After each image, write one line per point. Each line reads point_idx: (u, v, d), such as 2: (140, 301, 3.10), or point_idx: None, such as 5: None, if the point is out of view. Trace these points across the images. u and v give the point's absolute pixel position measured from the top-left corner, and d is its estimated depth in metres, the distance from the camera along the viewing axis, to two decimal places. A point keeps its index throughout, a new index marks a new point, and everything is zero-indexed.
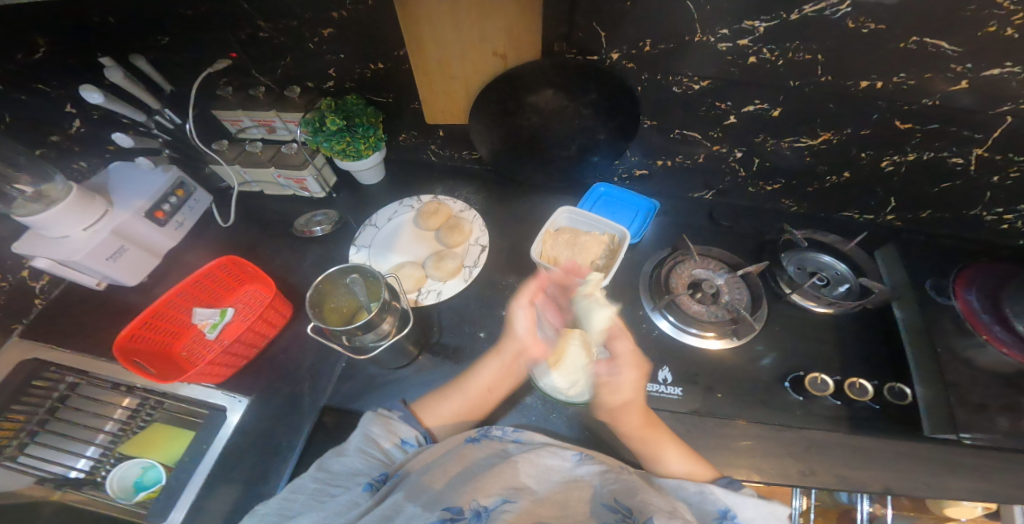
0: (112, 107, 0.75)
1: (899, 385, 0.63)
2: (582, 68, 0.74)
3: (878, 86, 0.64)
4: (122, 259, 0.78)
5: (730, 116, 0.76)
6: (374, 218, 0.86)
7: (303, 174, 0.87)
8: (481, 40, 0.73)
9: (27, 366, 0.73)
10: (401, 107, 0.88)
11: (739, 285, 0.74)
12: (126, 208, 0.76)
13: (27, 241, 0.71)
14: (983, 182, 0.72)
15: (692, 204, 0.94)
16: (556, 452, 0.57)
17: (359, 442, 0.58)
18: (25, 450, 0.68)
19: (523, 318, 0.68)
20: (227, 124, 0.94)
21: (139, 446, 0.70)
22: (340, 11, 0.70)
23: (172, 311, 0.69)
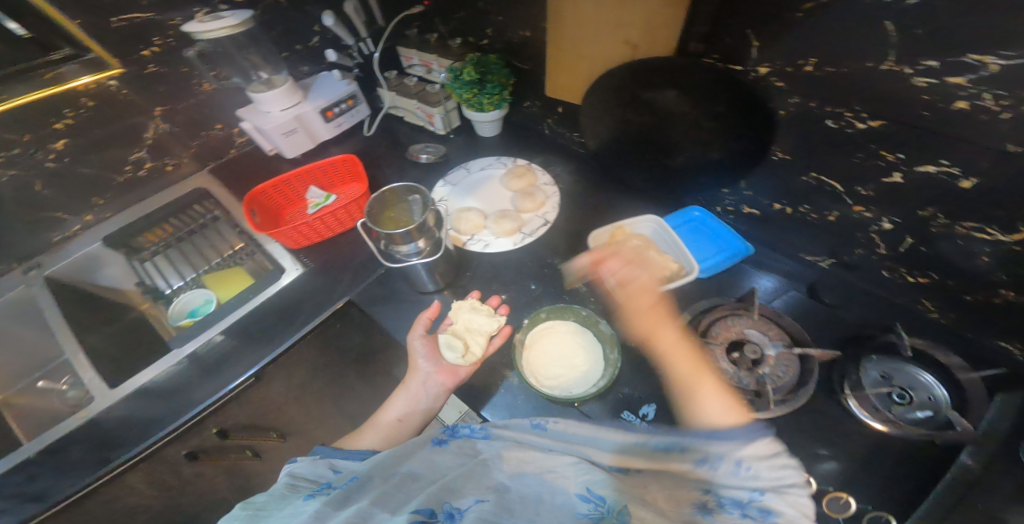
0: (338, 31, 0.96)
1: (889, 517, 0.54)
2: (718, 77, 0.64)
3: None
4: (293, 138, 0.99)
5: (896, 172, 0.58)
6: (469, 163, 0.96)
7: (433, 111, 0.99)
8: (618, 23, 0.68)
9: (196, 192, 0.96)
10: (534, 77, 0.92)
11: (791, 363, 0.64)
12: (311, 103, 0.98)
13: (247, 109, 0.97)
14: None
15: (799, 267, 0.77)
16: (525, 444, 0.51)
17: (290, 481, 0.55)
18: (153, 258, 0.92)
19: (422, 348, 0.69)
20: (402, 58, 1.08)
21: (215, 281, 0.88)
22: None
23: (296, 183, 0.91)
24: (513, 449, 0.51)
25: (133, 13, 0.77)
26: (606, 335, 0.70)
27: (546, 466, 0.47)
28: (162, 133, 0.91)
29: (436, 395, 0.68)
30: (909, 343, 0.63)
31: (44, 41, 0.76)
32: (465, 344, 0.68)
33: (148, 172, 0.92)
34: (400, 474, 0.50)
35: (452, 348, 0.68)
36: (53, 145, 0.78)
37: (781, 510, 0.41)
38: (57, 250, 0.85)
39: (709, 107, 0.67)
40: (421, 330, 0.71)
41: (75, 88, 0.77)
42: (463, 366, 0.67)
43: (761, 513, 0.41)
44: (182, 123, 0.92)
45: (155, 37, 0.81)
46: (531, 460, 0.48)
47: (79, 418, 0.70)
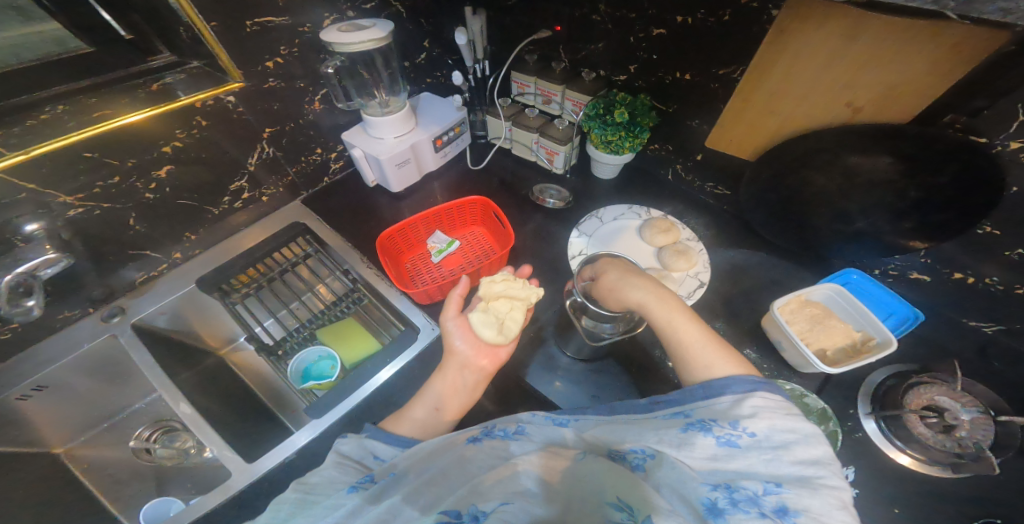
0: (463, 51, 0.87)
1: None
2: (954, 151, 0.57)
3: None
4: (404, 169, 0.89)
5: None
6: (601, 212, 0.90)
7: (560, 149, 0.91)
8: (845, 83, 0.62)
9: (296, 228, 0.87)
10: (677, 120, 0.85)
11: (988, 429, 0.63)
12: (426, 131, 0.87)
13: (354, 133, 0.86)
14: None
15: (958, 334, 0.75)
16: (557, 449, 0.49)
17: (333, 460, 0.54)
18: (242, 301, 0.81)
19: (457, 330, 0.67)
20: (513, 84, 0.98)
21: (331, 336, 0.84)
22: (686, 17, 0.69)
23: (420, 228, 0.87)
24: (548, 457, 0.48)
25: (268, 16, 0.65)
26: (815, 410, 0.70)
27: (581, 477, 0.45)
28: (266, 158, 0.80)
29: (476, 381, 0.65)
30: None
31: (141, 45, 0.63)
32: (499, 321, 0.68)
33: (242, 203, 0.83)
34: (432, 471, 0.48)
35: (491, 324, 0.66)
36: (158, 173, 0.67)
37: (804, 508, 0.38)
38: (138, 293, 0.78)
39: (924, 178, 0.62)
40: (455, 310, 0.69)
41: (192, 105, 0.64)
42: (501, 345, 0.66)
43: (777, 510, 0.39)
44: (286, 147, 0.82)
45: (282, 46, 0.69)
46: (562, 470, 0.47)
47: (221, 495, 0.65)
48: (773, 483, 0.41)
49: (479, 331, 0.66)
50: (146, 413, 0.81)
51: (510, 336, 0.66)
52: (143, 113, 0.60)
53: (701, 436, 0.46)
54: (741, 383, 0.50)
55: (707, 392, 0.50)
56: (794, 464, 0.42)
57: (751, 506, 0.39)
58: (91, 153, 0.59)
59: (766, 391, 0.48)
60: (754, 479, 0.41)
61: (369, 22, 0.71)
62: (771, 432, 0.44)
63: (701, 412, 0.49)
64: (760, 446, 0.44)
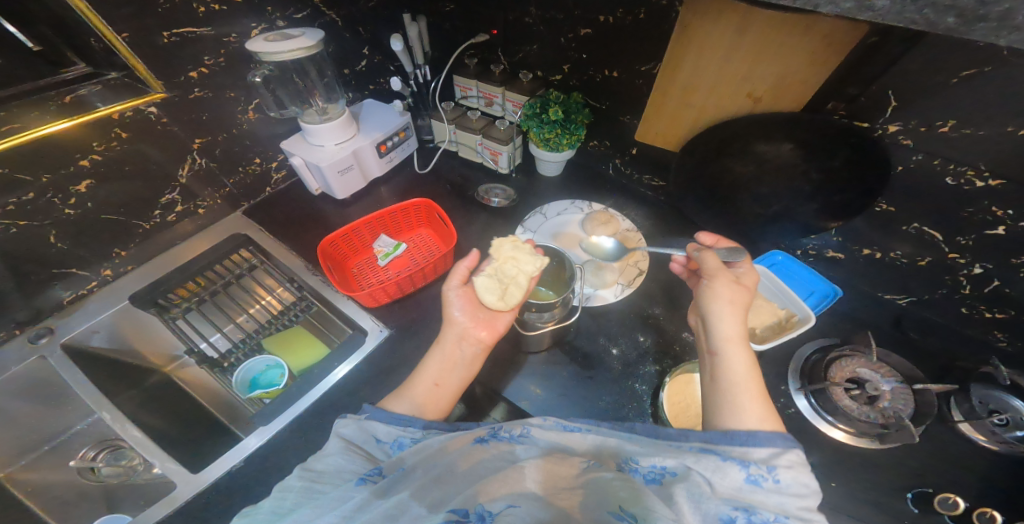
0: (400, 56, 0.86)
1: None
2: (841, 136, 0.63)
3: None
4: (346, 176, 0.89)
5: (1001, 225, 0.60)
6: (545, 208, 0.93)
7: (502, 149, 0.92)
8: (744, 76, 0.66)
9: (237, 239, 0.88)
10: (610, 117, 0.88)
11: (906, 398, 0.67)
12: (367, 137, 0.87)
13: (293, 142, 0.85)
14: None
15: (877, 304, 0.81)
16: (567, 456, 0.52)
17: (341, 446, 0.54)
18: (184, 316, 0.84)
19: (457, 299, 0.68)
20: (456, 88, 0.98)
21: (277, 343, 0.84)
22: (608, 17, 0.71)
23: (366, 232, 0.87)
24: (552, 463, 0.51)
25: (186, 28, 0.65)
26: None
27: (585, 484, 0.49)
28: (198, 170, 0.81)
29: (474, 354, 0.66)
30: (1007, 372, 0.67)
31: (53, 57, 0.62)
32: (502, 288, 0.69)
33: (176, 216, 0.83)
34: (440, 469, 0.49)
35: (492, 290, 0.68)
36: (76, 188, 0.66)
37: None
38: (70, 312, 0.76)
39: (824, 161, 0.67)
40: (458, 280, 0.70)
41: (112, 116, 0.64)
42: (503, 313, 0.68)
43: None
44: (219, 158, 0.82)
45: (206, 57, 0.70)
46: (568, 476, 0.50)
47: (167, 505, 0.65)
48: (782, 515, 0.43)
49: (481, 298, 0.67)
50: (89, 433, 0.77)
51: (512, 303, 0.67)
52: (60, 124, 0.60)
53: (733, 468, 0.45)
54: (789, 438, 0.47)
55: (752, 436, 0.48)
56: (801, 510, 0.44)
57: None
58: (4, 168, 0.58)
59: (804, 445, 0.47)
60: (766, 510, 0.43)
61: (296, 31, 0.71)
62: (795, 482, 0.45)
63: (733, 449, 0.47)
64: (782, 492, 0.44)
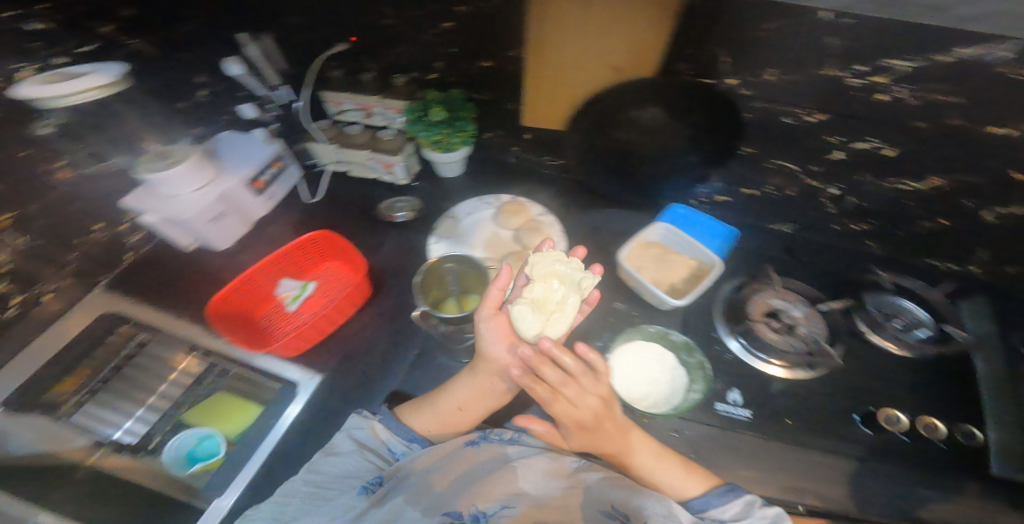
0: (246, 82, 0.82)
1: (969, 427, 0.69)
2: (695, 91, 0.67)
3: (1014, 134, 0.57)
4: (220, 223, 0.81)
5: (838, 150, 0.68)
6: (454, 210, 0.90)
7: (394, 160, 0.88)
8: (598, 48, 0.67)
9: (107, 318, 0.76)
10: (497, 107, 0.86)
11: (818, 319, 0.76)
12: (234, 176, 0.79)
13: (139, 196, 0.74)
14: None
15: (770, 236, 0.88)
16: (555, 458, 0.63)
17: (349, 445, 0.64)
18: (80, 409, 0.71)
19: (490, 331, 0.65)
20: (327, 103, 0.91)
21: (200, 414, 0.76)
22: (464, 6, 0.68)
23: (261, 278, 0.79)
24: (539, 461, 0.63)
25: None
26: (680, 342, 0.75)
27: (576, 482, 0.61)
28: (23, 250, 0.68)
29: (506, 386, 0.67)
30: (886, 280, 0.80)
31: None
32: (545, 316, 0.63)
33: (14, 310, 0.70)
34: (439, 470, 0.62)
35: (531, 319, 0.62)
36: None
37: None
38: None
39: (689, 119, 0.73)
40: (490, 307, 0.65)
41: None
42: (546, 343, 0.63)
43: None
44: (45, 231, 0.70)
45: None
46: (553, 473, 0.62)
47: None
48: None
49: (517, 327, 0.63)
50: None
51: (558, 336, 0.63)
52: None
53: (715, 507, 0.59)
54: (717, 496, 0.59)
55: (697, 503, 0.59)
56: None
57: None
58: None
59: (734, 496, 0.60)
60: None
61: (87, 67, 0.64)
62: (755, 520, 0.57)
63: (704, 498, 0.60)
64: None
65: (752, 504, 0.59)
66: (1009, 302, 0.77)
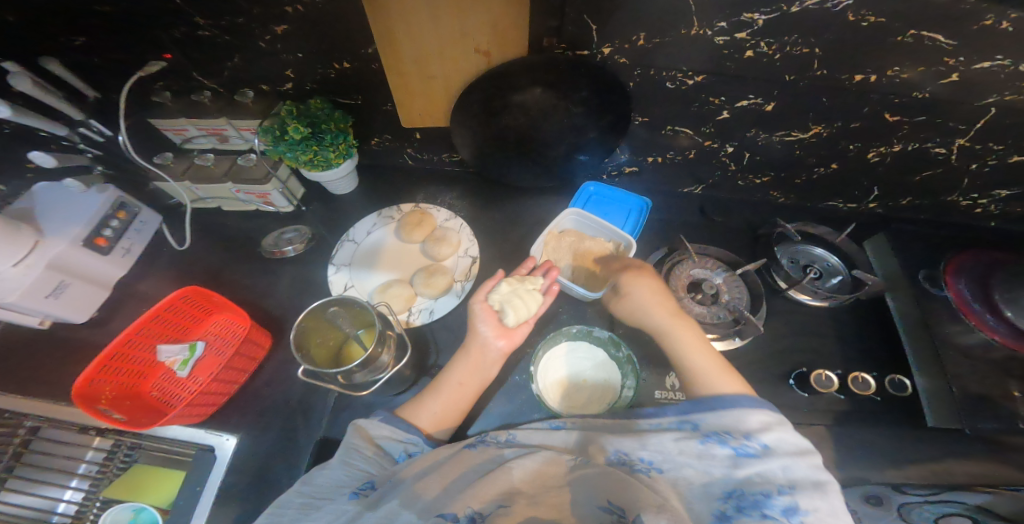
0: (22, 120, 0.61)
1: (898, 377, 0.67)
2: (572, 66, 0.62)
3: (873, 79, 0.57)
4: (65, 295, 0.70)
5: (723, 111, 0.67)
6: (351, 233, 0.81)
7: (267, 189, 0.76)
8: (462, 32, 0.60)
9: None
10: (373, 109, 0.74)
11: (737, 284, 0.74)
12: (62, 237, 0.67)
13: None
14: (962, 169, 0.70)
15: (682, 199, 0.88)
16: (553, 454, 0.55)
17: (343, 454, 0.55)
18: None
19: (483, 313, 0.64)
20: (168, 132, 0.78)
21: (124, 489, 0.65)
22: (295, 6, 0.56)
23: (132, 351, 0.64)
24: (538, 462, 0.53)
25: None
26: (605, 339, 0.72)
27: (574, 480, 0.50)
28: None
29: (496, 362, 0.64)
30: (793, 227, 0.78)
31: None
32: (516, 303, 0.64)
33: None
34: (426, 473, 0.52)
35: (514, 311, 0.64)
36: None
37: (810, 508, 0.41)
38: None
39: (572, 95, 0.67)
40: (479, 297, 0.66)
41: None
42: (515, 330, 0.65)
43: (786, 511, 0.41)
44: None
45: None
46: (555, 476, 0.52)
47: None
48: (783, 488, 0.43)
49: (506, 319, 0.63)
50: None
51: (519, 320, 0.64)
52: None
53: (717, 447, 0.47)
54: (744, 401, 0.50)
55: (726, 402, 0.50)
56: (796, 467, 0.44)
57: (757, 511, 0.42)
58: None
59: (766, 419, 0.48)
60: (749, 490, 0.44)
61: None
62: (779, 452, 0.45)
63: (714, 424, 0.49)
64: (769, 456, 0.45)
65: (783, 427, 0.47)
66: (904, 231, 0.82)
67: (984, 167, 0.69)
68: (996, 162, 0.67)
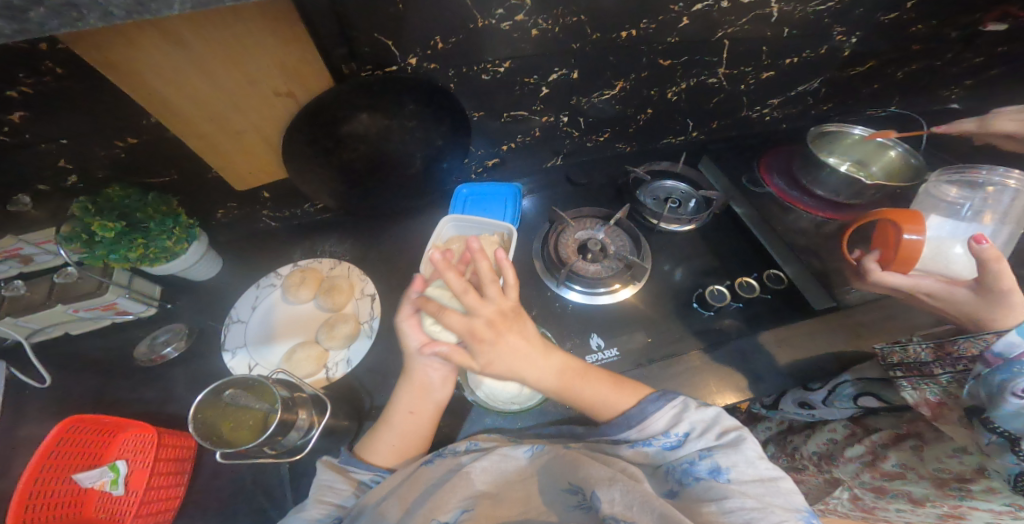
0: None
1: (773, 271, 0.75)
2: (387, 85, 0.64)
3: (634, 33, 0.66)
4: None
5: (542, 87, 0.72)
6: (234, 314, 0.75)
7: (109, 299, 0.69)
8: (249, 79, 0.58)
9: None
10: (195, 180, 0.70)
11: (618, 233, 0.80)
12: None
13: None
14: (738, 92, 0.84)
15: (549, 175, 0.93)
16: (508, 452, 0.58)
17: (314, 493, 0.55)
18: None
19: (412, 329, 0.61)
20: None
21: None
22: (22, 89, 0.49)
23: (48, 491, 0.56)
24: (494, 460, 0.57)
25: None
26: None
27: (535, 471, 0.57)
28: None
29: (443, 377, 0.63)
30: (642, 171, 0.87)
31: None
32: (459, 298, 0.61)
33: None
34: (389, 498, 0.53)
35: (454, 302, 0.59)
36: None
37: (729, 462, 0.47)
38: None
39: (403, 111, 0.69)
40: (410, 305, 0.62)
41: None
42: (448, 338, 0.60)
43: (712, 470, 0.47)
44: None
45: None
46: (515, 473, 0.56)
47: None
48: (704, 451, 0.50)
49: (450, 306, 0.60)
50: None
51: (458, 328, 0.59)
52: None
53: (646, 447, 0.53)
54: (655, 402, 0.56)
55: (644, 412, 0.55)
56: (715, 437, 0.50)
57: (688, 475, 0.48)
58: None
59: (678, 401, 0.55)
60: (683, 460, 0.50)
61: None
62: (694, 424, 0.52)
63: (640, 433, 0.54)
64: (692, 439, 0.51)
65: (689, 407, 0.54)
66: (731, 147, 0.93)
67: (751, 87, 0.83)
68: (758, 81, 0.82)
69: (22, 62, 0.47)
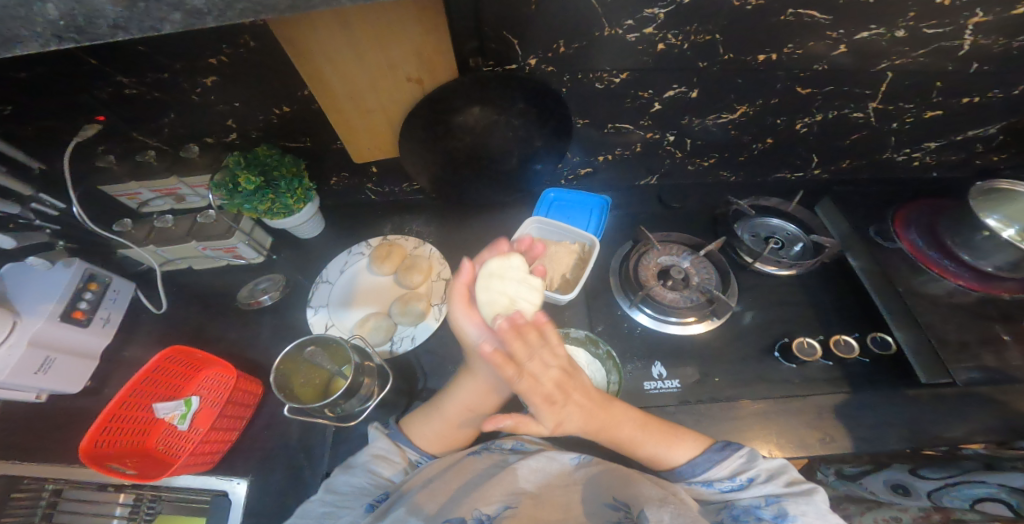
0: None
1: (880, 334, 0.67)
2: (503, 81, 0.66)
3: (773, 58, 0.62)
4: (54, 370, 0.69)
5: (654, 103, 0.70)
6: (324, 274, 0.81)
7: (232, 243, 0.78)
8: (390, 64, 0.63)
9: None
10: (323, 149, 0.77)
11: (704, 264, 0.76)
12: (37, 315, 0.66)
13: None
14: (886, 130, 0.76)
15: (640, 192, 0.90)
16: (555, 456, 0.57)
17: (366, 459, 0.58)
18: None
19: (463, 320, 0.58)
20: (122, 199, 0.77)
21: None
22: (219, 57, 0.57)
23: (132, 412, 0.64)
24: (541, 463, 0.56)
25: None
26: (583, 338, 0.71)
27: (582, 479, 0.54)
28: None
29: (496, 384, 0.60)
30: (746, 205, 0.82)
31: None
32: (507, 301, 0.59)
33: None
34: (434, 479, 0.54)
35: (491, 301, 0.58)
36: None
37: (798, 511, 0.46)
38: None
39: (512, 109, 0.70)
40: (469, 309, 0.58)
41: None
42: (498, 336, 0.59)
43: (776, 517, 0.47)
44: None
45: None
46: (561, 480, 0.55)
47: None
48: (771, 498, 0.48)
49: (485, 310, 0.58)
50: None
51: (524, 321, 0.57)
52: None
53: (705, 487, 0.52)
54: (719, 448, 0.54)
55: (707, 456, 0.54)
56: (784, 486, 0.49)
57: (748, 518, 0.48)
58: None
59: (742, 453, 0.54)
60: (745, 503, 0.49)
61: None
62: (761, 471, 0.51)
63: (700, 474, 0.53)
64: (756, 483, 0.50)
65: (755, 455, 0.52)
66: (855, 192, 0.84)
67: (905, 124, 0.75)
68: (913, 119, 0.73)
69: (225, 36, 0.54)
